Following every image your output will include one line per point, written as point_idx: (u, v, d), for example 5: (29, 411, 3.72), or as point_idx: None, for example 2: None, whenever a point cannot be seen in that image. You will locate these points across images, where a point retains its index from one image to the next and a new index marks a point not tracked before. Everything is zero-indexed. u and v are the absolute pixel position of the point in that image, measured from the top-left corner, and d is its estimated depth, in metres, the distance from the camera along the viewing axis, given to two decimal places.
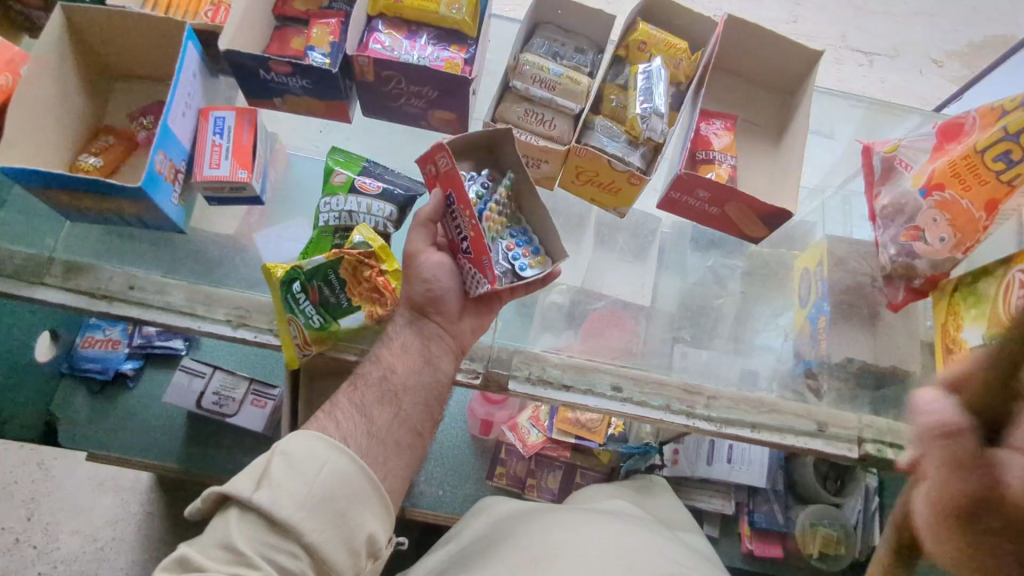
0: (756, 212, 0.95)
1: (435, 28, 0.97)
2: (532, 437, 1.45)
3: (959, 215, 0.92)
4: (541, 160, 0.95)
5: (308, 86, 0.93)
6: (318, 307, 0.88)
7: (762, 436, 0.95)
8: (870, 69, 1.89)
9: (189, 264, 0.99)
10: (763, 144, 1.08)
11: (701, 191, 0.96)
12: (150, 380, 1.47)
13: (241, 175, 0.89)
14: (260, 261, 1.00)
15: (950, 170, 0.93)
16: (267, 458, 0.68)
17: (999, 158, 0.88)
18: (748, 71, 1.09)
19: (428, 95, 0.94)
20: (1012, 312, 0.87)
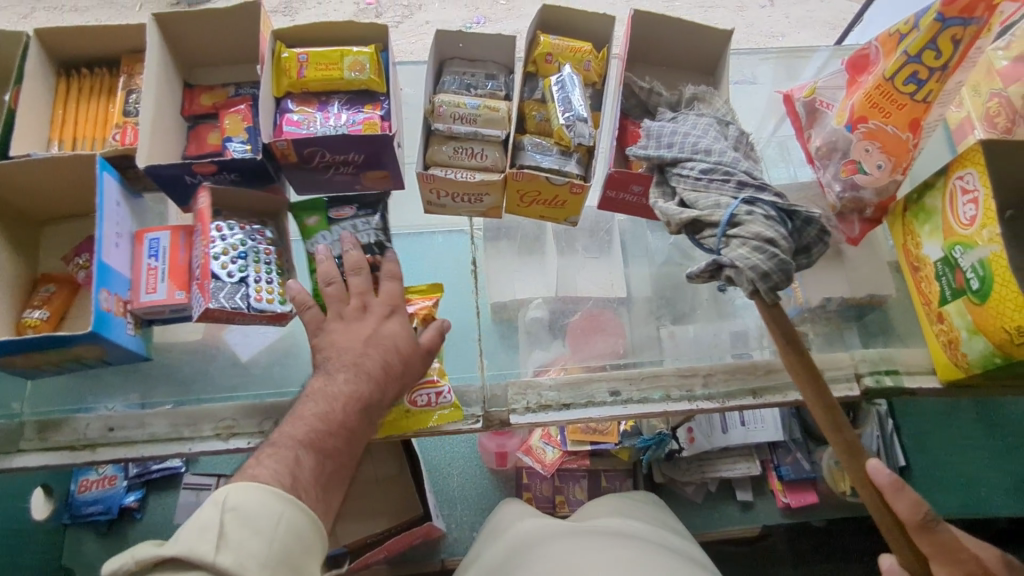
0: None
1: (345, 93, 0.97)
2: (549, 455, 1.44)
3: (888, 141, 0.95)
4: (481, 193, 0.95)
5: (237, 179, 0.92)
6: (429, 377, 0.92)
7: (766, 400, 0.95)
8: (773, 8, 1.94)
9: (164, 388, 0.98)
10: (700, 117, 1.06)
11: (636, 187, 0.97)
12: (157, 507, 1.44)
13: (179, 296, 0.87)
14: (239, 361, 1.01)
15: (868, 102, 0.95)
16: (213, 520, 0.61)
17: (909, 81, 0.90)
18: (667, 58, 1.10)
19: (356, 160, 0.94)
20: (962, 219, 0.88)
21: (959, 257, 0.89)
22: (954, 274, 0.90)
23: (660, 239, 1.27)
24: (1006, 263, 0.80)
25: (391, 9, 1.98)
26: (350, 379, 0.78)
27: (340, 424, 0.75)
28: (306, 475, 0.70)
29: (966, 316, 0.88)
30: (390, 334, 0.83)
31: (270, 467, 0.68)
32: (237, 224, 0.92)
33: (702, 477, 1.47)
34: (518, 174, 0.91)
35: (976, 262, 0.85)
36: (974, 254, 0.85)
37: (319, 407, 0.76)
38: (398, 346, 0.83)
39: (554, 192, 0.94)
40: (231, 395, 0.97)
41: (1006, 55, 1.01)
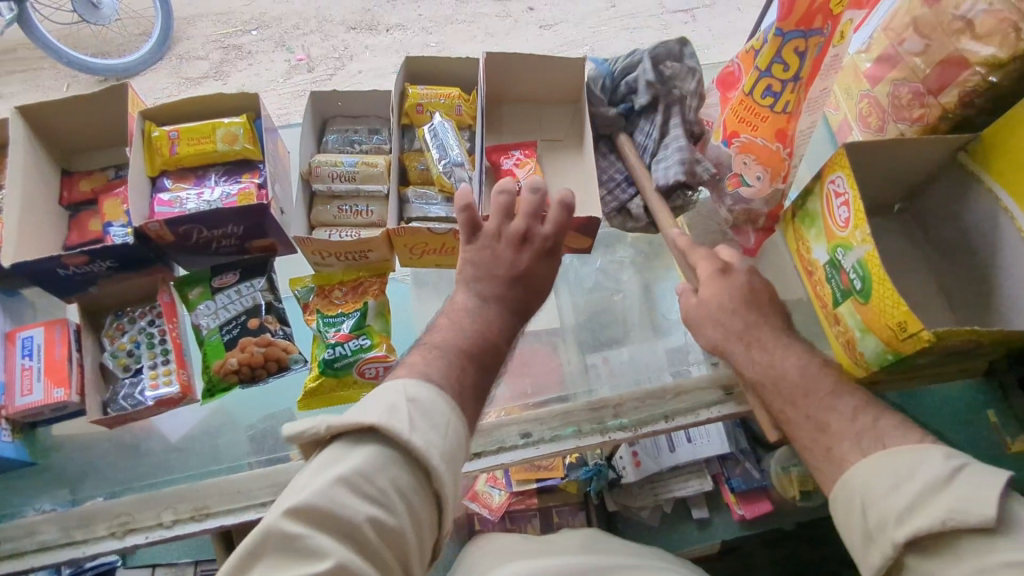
0: (572, 227, 0.96)
1: (222, 165, 0.96)
2: (496, 498, 1.41)
3: (762, 153, 0.97)
4: (365, 250, 0.93)
5: (114, 265, 0.89)
6: (347, 341, 0.90)
7: (678, 422, 0.94)
8: (694, 22, 2.11)
9: (51, 490, 0.94)
10: (569, 160, 1.11)
11: None
12: None
13: (57, 393, 0.84)
14: (140, 449, 0.98)
15: (737, 117, 0.98)
16: (336, 464, 0.57)
17: (766, 94, 0.93)
18: (533, 94, 1.13)
19: (236, 231, 0.92)
20: (839, 222, 0.88)
21: (842, 258, 0.89)
22: (839, 274, 0.90)
23: (580, 267, 1.28)
24: (878, 262, 0.81)
25: (323, 63, 2.02)
26: (474, 305, 0.74)
27: (491, 341, 0.71)
28: (468, 382, 0.66)
29: (856, 316, 0.88)
30: (530, 265, 0.79)
31: (438, 366, 0.65)
32: (136, 316, 0.94)
33: (655, 500, 1.45)
34: (399, 229, 0.90)
35: (856, 262, 0.86)
36: (853, 254, 0.86)
37: (460, 321, 0.72)
38: (538, 274, 0.79)
39: (440, 241, 0.93)
40: (125, 487, 0.94)
41: (868, 57, 1.06)
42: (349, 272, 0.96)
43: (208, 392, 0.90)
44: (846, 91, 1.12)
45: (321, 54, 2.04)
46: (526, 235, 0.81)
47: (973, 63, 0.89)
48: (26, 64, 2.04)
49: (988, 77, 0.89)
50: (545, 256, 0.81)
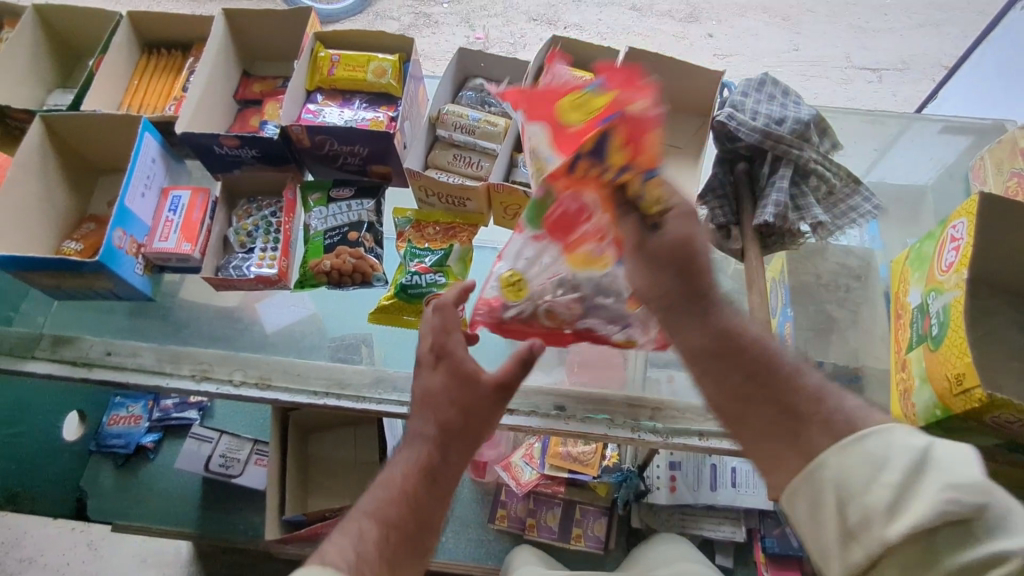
0: None
1: (366, 94, 1.07)
2: (525, 475, 1.45)
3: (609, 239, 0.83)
4: (464, 198, 1.00)
5: (258, 155, 1.03)
6: (425, 276, 0.97)
7: (712, 444, 0.93)
8: (881, 83, 2.04)
9: (158, 327, 1.10)
10: (683, 168, 1.12)
11: None
12: (169, 451, 1.59)
13: (185, 247, 0.99)
14: (229, 317, 1.12)
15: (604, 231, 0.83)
16: None
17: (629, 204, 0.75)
18: (664, 97, 1.15)
19: (361, 152, 1.03)
20: (943, 265, 0.88)
21: (932, 302, 0.89)
22: (924, 317, 0.90)
23: None
24: (961, 308, 0.81)
25: (500, 45, 2.14)
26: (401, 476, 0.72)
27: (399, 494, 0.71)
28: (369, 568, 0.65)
29: (923, 364, 0.88)
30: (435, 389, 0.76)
31: (336, 547, 0.65)
32: (263, 206, 1.08)
33: (681, 531, 1.42)
34: (499, 185, 0.96)
35: (941, 307, 0.86)
36: (941, 298, 0.87)
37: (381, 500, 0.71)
38: (459, 402, 0.75)
39: None
40: (211, 343, 1.09)
41: None
42: (445, 214, 1.04)
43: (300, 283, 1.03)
44: (998, 166, 1.06)
45: (501, 37, 2.16)
46: (443, 349, 0.79)
47: None
48: None
49: None
50: (461, 382, 0.76)
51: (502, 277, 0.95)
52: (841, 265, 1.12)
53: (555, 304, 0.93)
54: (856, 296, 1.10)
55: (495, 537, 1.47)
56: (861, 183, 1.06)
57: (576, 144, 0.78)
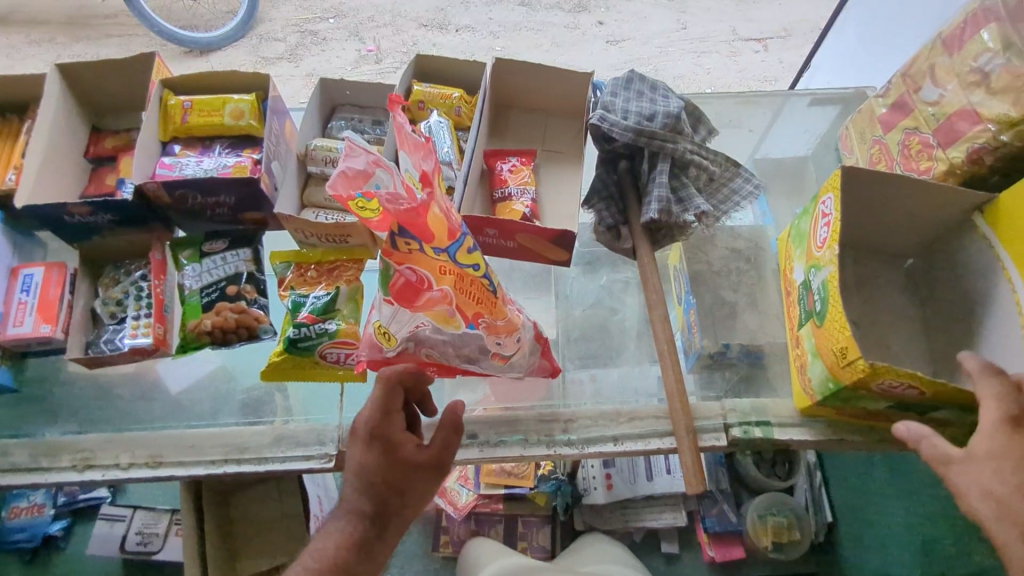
0: (545, 237, 0.96)
1: (227, 139, 1.02)
2: (462, 497, 1.43)
3: (477, 291, 0.87)
4: (344, 235, 0.97)
5: (115, 219, 0.96)
6: (313, 326, 0.93)
7: (626, 448, 0.93)
8: (766, 53, 2.11)
9: (31, 418, 1.03)
10: (567, 173, 1.12)
11: (490, 229, 0.98)
12: (82, 536, 1.47)
13: (43, 329, 0.93)
14: (107, 393, 1.06)
15: (468, 296, 0.86)
16: None
17: (466, 261, 0.85)
18: (540, 103, 1.15)
19: (228, 201, 0.97)
20: (818, 243, 0.90)
21: (814, 278, 0.91)
22: (811, 294, 0.92)
23: (579, 283, 1.28)
24: (837, 284, 0.83)
25: (391, 56, 2.10)
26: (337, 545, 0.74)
27: (328, 565, 0.72)
28: None
29: (812, 340, 0.90)
30: (374, 472, 0.76)
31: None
32: (132, 269, 0.99)
33: (625, 525, 1.43)
34: None
35: (820, 282, 0.88)
36: (819, 274, 0.89)
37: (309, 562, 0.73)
38: (388, 477, 0.76)
39: None
40: (90, 425, 1.02)
41: (885, 102, 1.03)
42: (328, 253, 1.00)
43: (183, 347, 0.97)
44: (860, 134, 1.08)
45: (391, 47, 2.11)
46: (386, 433, 0.77)
47: (985, 118, 0.85)
48: (122, 30, 2.16)
49: (998, 135, 0.84)
50: (401, 463, 0.77)
51: (376, 322, 0.89)
52: (732, 249, 1.15)
53: (430, 340, 0.90)
54: (748, 278, 1.12)
55: (442, 564, 1.44)
56: (739, 165, 1.08)
57: (416, 229, 0.79)
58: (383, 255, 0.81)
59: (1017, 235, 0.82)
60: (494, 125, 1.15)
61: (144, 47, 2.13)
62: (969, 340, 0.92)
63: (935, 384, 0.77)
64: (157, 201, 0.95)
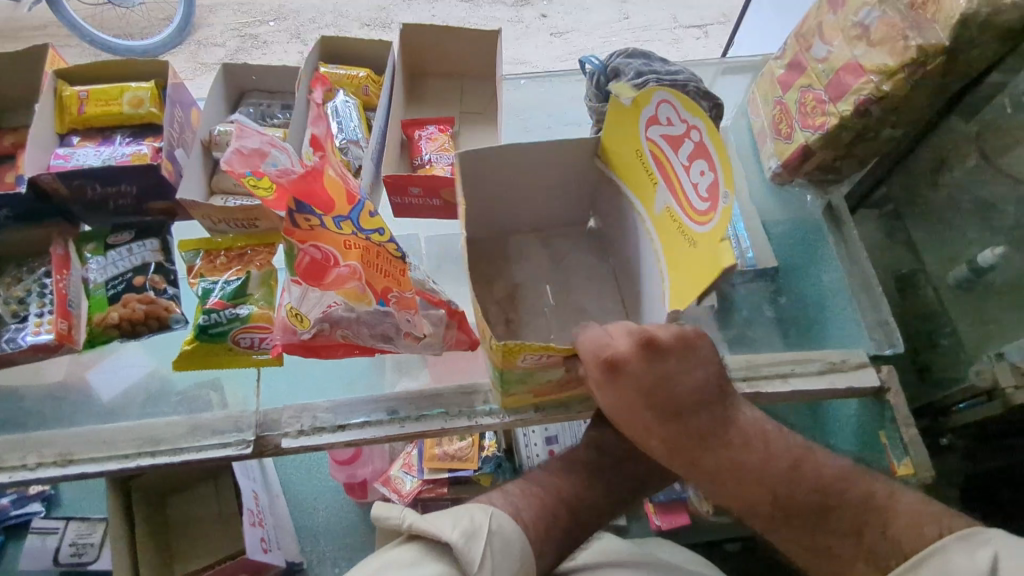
0: (472, 186, 0.98)
1: (128, 127, 1.00)
2: (407, 485, 1.40)
3: (386, 264, 0.86)
4: (252, 219, 0.96)
5: (11, 214, 0.93)
6: (223, 312, 0.91)
7: (546, 415, 0.94)
8: (707, 39, 2.16)
9: None
10: (487, 132, 1.14)
11: (414, 188, 0.98)
12: (16, 553, 1.42)
13: None
14: (16, 395, 1.03)
15: (377, 271, 0.86)
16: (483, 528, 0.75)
17: (371, 232, 0.84)
18: (455, 66, 1.16)
19: (131, 191, 0.95)
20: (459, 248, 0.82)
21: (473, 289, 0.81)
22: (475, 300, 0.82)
23: None
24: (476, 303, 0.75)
25: None
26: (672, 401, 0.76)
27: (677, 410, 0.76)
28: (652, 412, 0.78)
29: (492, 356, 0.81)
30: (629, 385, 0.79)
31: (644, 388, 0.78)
32: (34, 269, 0.97)
33: None
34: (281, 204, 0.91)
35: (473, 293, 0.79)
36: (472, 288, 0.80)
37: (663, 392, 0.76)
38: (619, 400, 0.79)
39: None
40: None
41: (782, 64, 1.09)
42: (239, 239, 0.99)
43: (90, 342, 0.94)
44: (765, 97, 1.13)
45: None
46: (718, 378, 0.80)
47: (868, 70, 0.90)
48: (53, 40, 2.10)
49: (880, 85, 0.89)
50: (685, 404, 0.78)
51: (288, 305, 0.87)
52: None
53: (344, 320, 0.88)
54: None
55: None
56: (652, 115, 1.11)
57: (312, 197, 0.79)
58: (284, 235, 0.78)
59: (632, 167, 0.90)
60: (410, 95, 1.16)
61: (75, 57, 2.08)
62: (639, 294, 0.98)
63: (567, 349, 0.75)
64: (54, 192, 0.93)
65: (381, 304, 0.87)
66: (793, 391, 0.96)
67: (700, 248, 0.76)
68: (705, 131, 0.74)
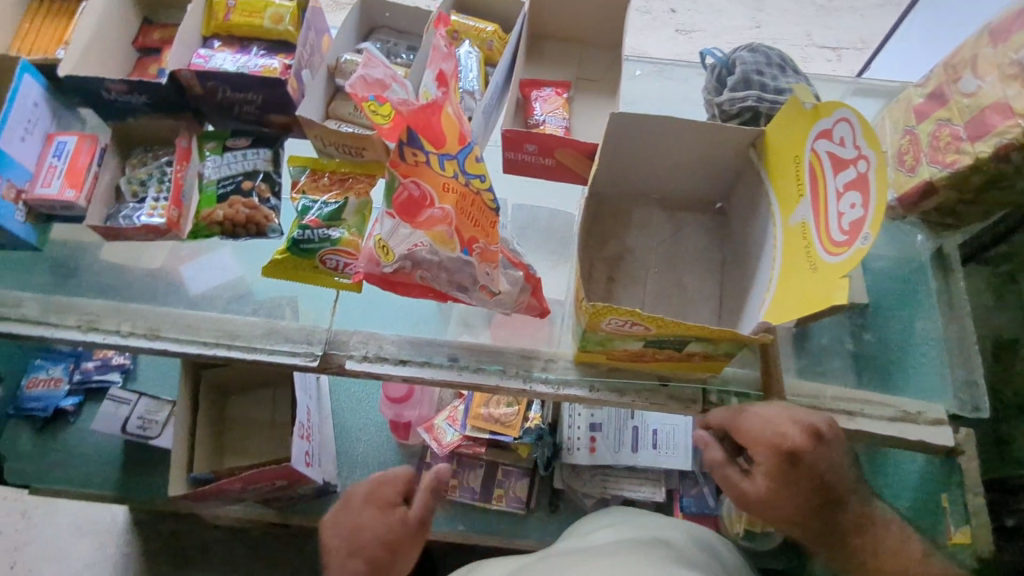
0: (584, 152, 1.00)
1: (265, 42, 1.05)
2: (448, 437, 1.46)
3: (479, 215, 0.87)
4: (360, 147, 0.99)
5: (149, 102, 1.00)
6: (317, 230, 0.96)
7: (601, 396, 0.94)
8: (839, 63, 2.05)
9: (36, 279, 1.05)
10: (601, 102, 1.15)
11: (530, 145, 1.00)
12: (90, 414, 1.57)
13: (69, 194, 0.96)
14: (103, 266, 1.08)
15: (469, 221, 0.87)
16: None
17: (472, 179, 0.83)
18: (577, 33, 1.17)
19: (256, 100, 1.00)
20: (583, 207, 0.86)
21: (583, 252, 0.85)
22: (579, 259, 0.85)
23: None
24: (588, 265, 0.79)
25: None
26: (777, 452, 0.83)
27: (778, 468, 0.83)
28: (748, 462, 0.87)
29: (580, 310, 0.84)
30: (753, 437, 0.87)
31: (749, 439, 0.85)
32: (156, 158, 1.05)
33: (602, 491, 1.44)
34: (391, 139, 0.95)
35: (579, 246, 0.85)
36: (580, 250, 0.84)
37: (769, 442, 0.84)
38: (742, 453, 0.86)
39: None
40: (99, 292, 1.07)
41: (922, 93, 1.03)
42: (343, 164, 1.03)
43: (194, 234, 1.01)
44: (893, 125, 1.08)
45: None
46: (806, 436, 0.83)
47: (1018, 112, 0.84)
48: None
49: None
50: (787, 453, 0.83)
51: (377, 236, 0.91)
52: None
53: (427, 262, 0.91)
54: None
55: None
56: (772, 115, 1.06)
57: (422, 130, 0.79)
58: (388, 165, 0.81)
59: (784, 170, 0.87)
60: (529, 55, 1.17)
61: None
62: (746, 293, 0.94)
63: (650, 318, 0.76)
64: (190, 89, 0.99)
65: (464, 251, 0.88)
66: (859, 431, 0.92)
67: (819, 275, 0.75)
68: (875, 166, 0.73)
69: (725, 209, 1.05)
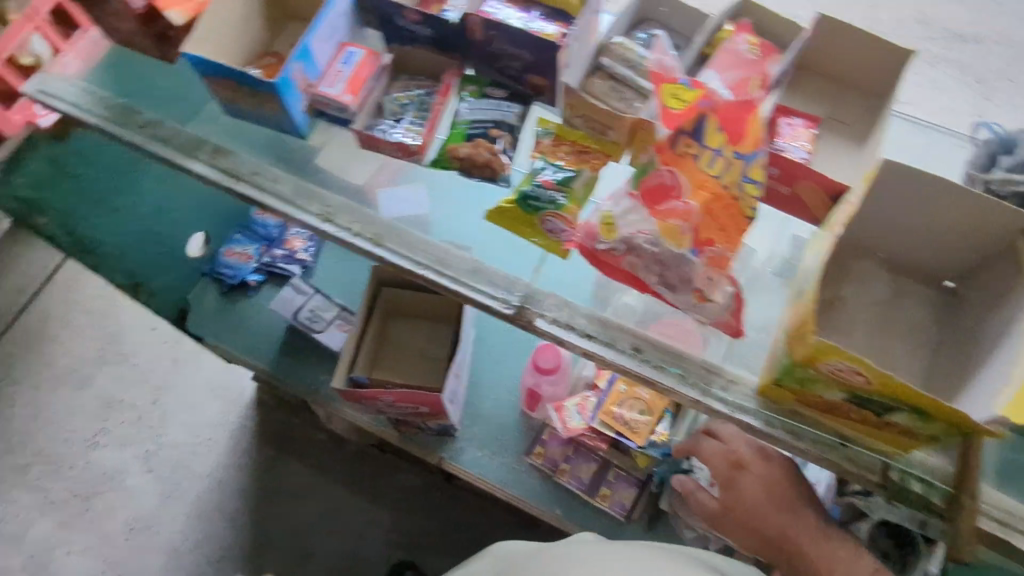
0: (826, 189, 0.97)
1: (545, 7, 1.09)
2: (573, 422, 1.49)
3: (727, 221, 0.89)
4: (607, 126, 1.02)
5: (432, 36, 1.09)
6: (551, 189, 1.00)
7: (773, 433, 0.91)
8: None
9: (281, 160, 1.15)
10: (847, 148, 1.10)
11: (774, 169, 0.99)
12: (267, 294, 1.72)
13: (346, 98, 1.06)
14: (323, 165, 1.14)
15: (714, 224, 0.89)
16: None
17: (748, 184, 0.87)
18: (841, 73, 1.12)
19: (525, 58, 1.06)
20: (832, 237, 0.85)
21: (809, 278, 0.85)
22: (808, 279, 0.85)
23: None
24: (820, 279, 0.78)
25: None
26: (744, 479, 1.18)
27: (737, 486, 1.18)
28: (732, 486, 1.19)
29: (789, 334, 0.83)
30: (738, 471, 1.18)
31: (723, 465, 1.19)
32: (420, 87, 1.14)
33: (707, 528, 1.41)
34: (647, 123, 0.98)
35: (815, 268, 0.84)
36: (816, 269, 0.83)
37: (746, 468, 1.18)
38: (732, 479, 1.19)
39: None
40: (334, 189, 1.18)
41: None
42: (586, 138, 1.05)
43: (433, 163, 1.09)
44: None
45: None
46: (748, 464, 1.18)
47: None
48: None
49: None
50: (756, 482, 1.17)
51: (605, 212, 0.94)
52: None
53: (643, 250, 0.91)
54: None
55: (526, 469, 1.53)
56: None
57: (724, 116, 0.85)
58: (656, 148, 0.87)
59: None
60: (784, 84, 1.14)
61: None
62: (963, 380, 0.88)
63: (880, 373, 0.73)
64: (472, 33, 1.06)
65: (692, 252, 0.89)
66: None
67: None
68: None
69: (956, 290, 0.99)
